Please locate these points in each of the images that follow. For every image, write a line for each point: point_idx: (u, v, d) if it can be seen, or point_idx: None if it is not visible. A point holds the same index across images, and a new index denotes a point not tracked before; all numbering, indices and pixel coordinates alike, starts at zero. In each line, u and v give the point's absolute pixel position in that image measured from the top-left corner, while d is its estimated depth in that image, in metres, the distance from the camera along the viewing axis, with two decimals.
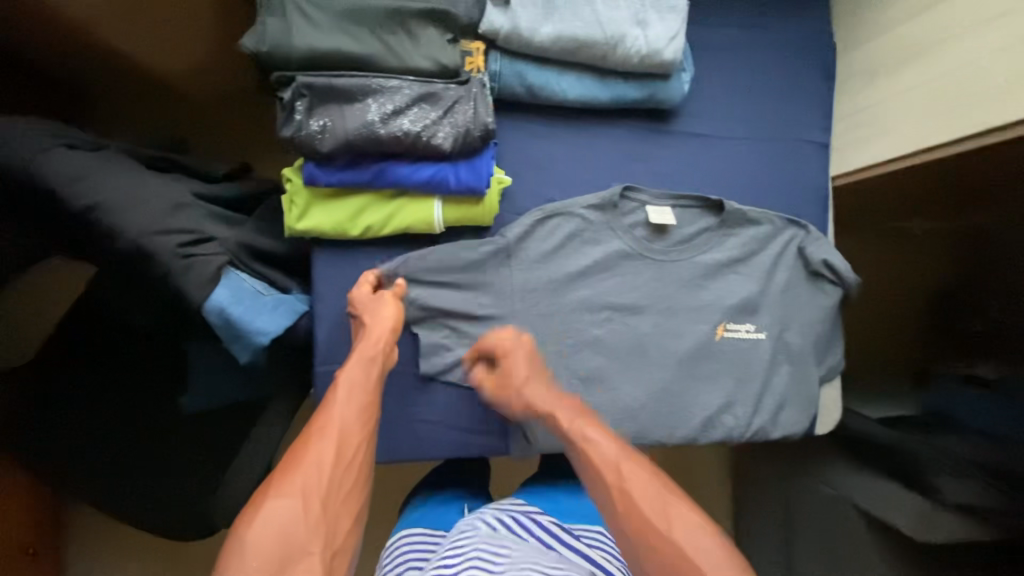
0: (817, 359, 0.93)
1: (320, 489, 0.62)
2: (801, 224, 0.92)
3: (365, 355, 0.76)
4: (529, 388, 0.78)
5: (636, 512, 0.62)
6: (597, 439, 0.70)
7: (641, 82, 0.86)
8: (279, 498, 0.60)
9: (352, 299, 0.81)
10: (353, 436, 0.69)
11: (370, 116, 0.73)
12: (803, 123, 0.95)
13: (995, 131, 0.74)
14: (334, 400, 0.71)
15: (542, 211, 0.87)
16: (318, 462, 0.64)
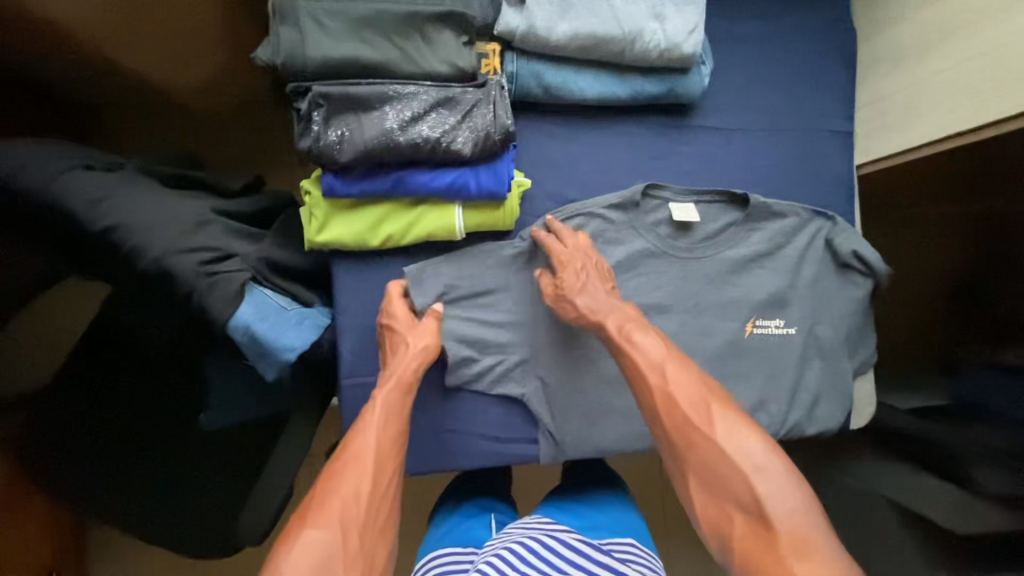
0: (850, 353, 0.91)
1: (358, 519, 0.61)
2: (827, 216, 0.91)
3: (399, 381, 0.75)
4: (586, 295, 0.77)
5: (680, 413, 0.63)
6: (642, 342, 0.70)
7: (660, 77, 0.84)
8: (317, 527, 0.58)
9: (389, 313, 0.80)
10: (386, 463, 0.68)
11: (388, 124, 0.72)
12: (826, 112, 0.93)
13: (1014, 118, 0.73)
14: (366, 425, 0.70)
15: (563, 213, 0.86)
16: (354, 489, 0.63)
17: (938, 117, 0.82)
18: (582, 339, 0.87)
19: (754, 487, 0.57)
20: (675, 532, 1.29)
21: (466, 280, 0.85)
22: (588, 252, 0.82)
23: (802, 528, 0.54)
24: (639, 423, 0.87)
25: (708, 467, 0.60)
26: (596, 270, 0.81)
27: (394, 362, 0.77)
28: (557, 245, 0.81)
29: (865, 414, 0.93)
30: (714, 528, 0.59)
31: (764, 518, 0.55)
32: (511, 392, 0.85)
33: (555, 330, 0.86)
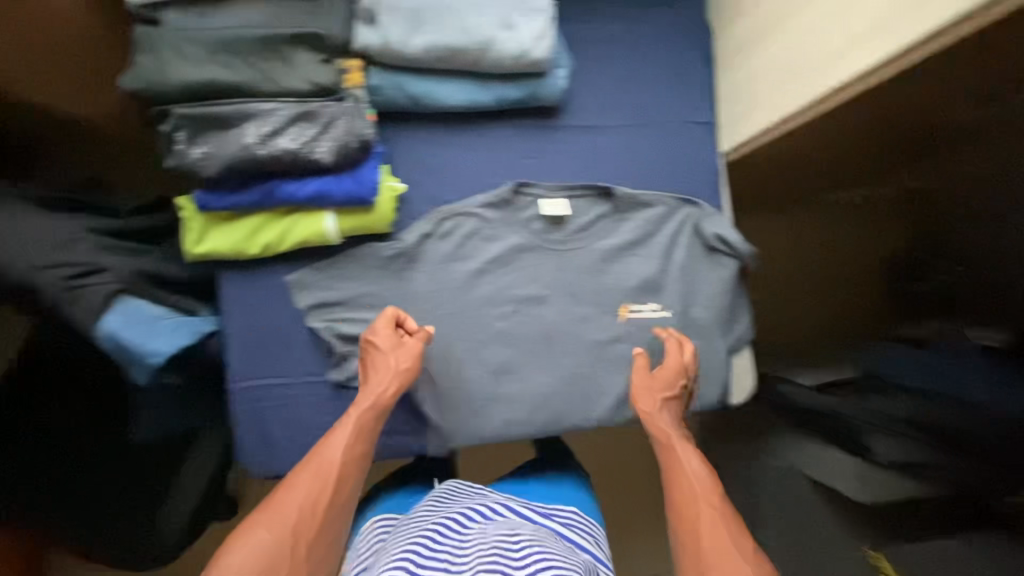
0: (724, 332, 0.95)
1: (308, 531, 0.67)
2: (694, 203, 0.96)
3: (374, 402, 0.80)
4: (667, 412, 0.87)
5: (701, 529, 0.71)
6: (686, 467, 0.79)
7: (519, 82, 0.89)
8: (270, 531, 0.65)
9: (372, 328, 0.84)
10: (345, 478, 0.73)
11: (248, 140, 0.77)
12: (689, 105, 0.98)
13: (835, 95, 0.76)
14: (335, 440, 0.76)
15: (438, 213, 0.90)
16: (310, 500, 0.69)
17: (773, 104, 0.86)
18: (463, 332, 0.91)
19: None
20: (619, 515, 1.34)
21: (346, 283, 0.88)
22: (686, 365, 0.89)
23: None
24: (523, 409, 0.92)
25: None
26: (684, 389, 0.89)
27: (373, 379, 0.81)
28: (675, 351, 0.90)
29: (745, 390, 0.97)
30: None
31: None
32: None
33: (436, 325, 0.91)
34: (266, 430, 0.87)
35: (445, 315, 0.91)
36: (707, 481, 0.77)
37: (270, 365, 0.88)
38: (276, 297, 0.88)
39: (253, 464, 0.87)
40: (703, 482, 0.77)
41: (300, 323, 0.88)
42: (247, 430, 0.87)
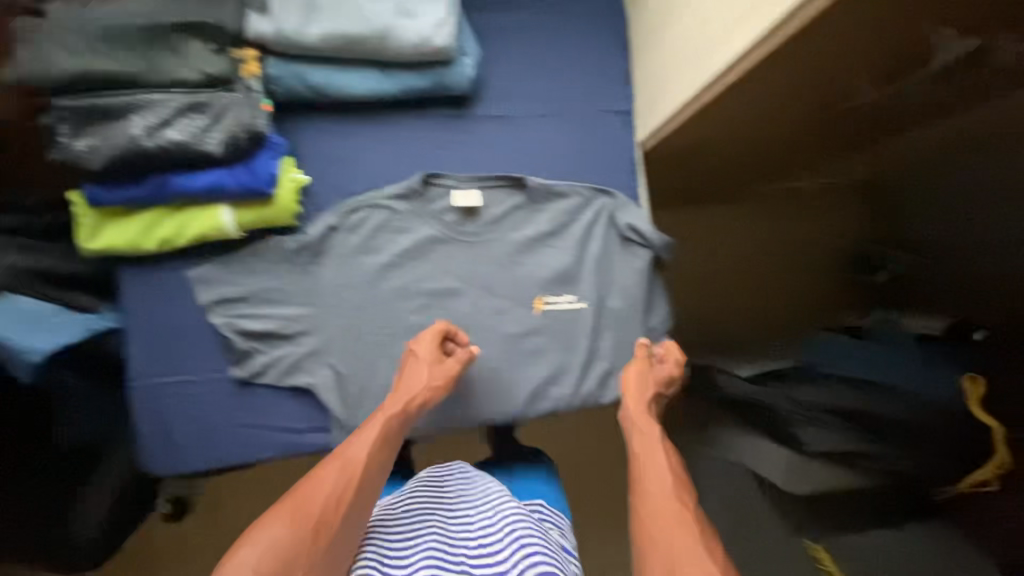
0: (640, 323, 0.94)
1: (330, 528, 0.62)
2: (609, 193, 0.95)
3: (405, 409, 0.79)
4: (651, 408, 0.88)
5: (667, 526, 0.66)
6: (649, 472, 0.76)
7: (424, 71, 0.88)
8: (290, 526, 0.61)
9: (419, 341, 0.86)
10: (372, 478, 0.70)
11: (132, 131, 0.75)
12: (605, 94, 0.97)
13: (716, 82, 0.73)
14: (362, 438, 0.73)
15: (344, 206, 0.89)
16: (337, 494, 0.65)
17: (672, 90, 0.85)
18: (374, 326, 0.89)
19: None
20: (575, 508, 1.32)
21: (250, 278, 0.87)
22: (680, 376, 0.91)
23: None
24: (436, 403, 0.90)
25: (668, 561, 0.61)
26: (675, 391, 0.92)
27: (407, 385, 0.82)
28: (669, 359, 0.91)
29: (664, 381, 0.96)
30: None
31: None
32: (298, 382, 0.87)
33: (344, 320, 0.89)
34: (170, 429, 0.85)
35: (353, 309, 0.89)
36: (675, 484, 0.74)
37: (171, 362, 0.86)
38: (177, 293, 0.86)
39: (157, 464, 0.86)
40: (665, 485, 0.74)
41: (204, 319, 0.86)
42: (149, 429, 0.85)
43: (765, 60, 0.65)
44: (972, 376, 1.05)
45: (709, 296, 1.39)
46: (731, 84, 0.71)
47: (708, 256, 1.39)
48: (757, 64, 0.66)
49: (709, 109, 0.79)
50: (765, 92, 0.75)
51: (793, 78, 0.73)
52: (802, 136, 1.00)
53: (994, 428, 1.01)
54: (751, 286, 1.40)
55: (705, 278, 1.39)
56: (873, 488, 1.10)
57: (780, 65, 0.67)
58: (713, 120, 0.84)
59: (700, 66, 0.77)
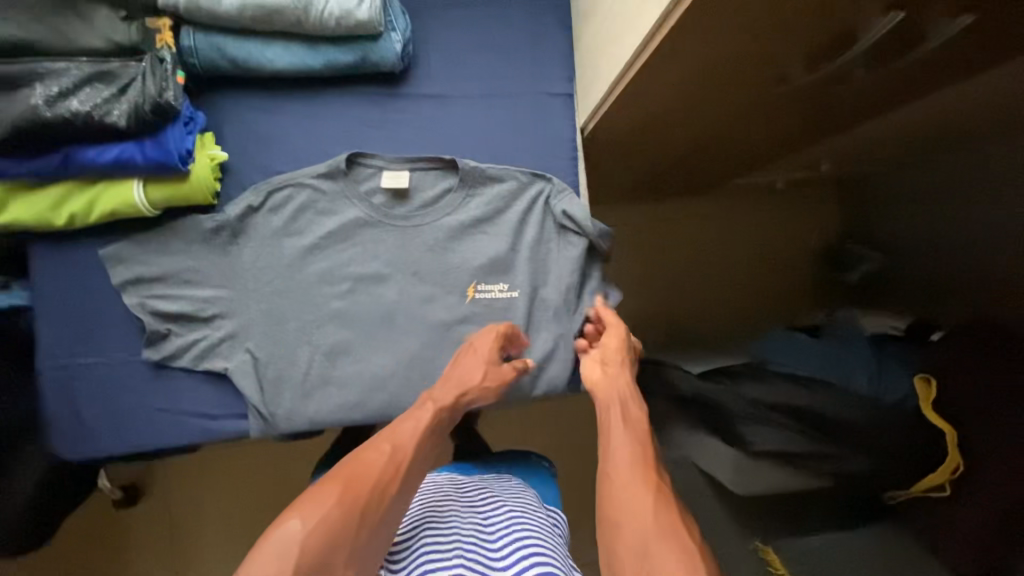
0: (571, 314, 0.91)
1: (374, 515, 0.63)
2: (547, 178, 0.91)
3: (456, 402, 0.80)
4: None
5: (637, 504, 0.64)
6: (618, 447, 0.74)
7: (351, 46, 0.84)
8: (339, 506, 0.61)
9: (478, 339, 0.85)
10: (415, 469, 0.71)
11: (31, 100, 0.72)
12: (545, 75, 0.93)
13: (639, 57, 0.72)
14: (410, 426, 0.74)
15: (266, 184, 0.86)
16: (383, 481, 0.66)
17: (605, 71, 0.82)
18: (295, 311, 0.85)
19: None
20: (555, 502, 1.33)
21: (165, 258, 0.84)
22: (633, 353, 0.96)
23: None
24: (357, 393, 0.85)
25: (643, 551, 0.59)
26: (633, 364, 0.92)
27: (459, 376, 0.82)
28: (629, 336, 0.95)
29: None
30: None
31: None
32: (213, 367, 0.84)
33: (263, 303, 0.85)
34: (79, 412, 0.83)
35: (273, 293, 0.85)
36: (643, 457, 0.72)
37: (82, 343, 0.83)
38: (89, 272, 0.83)
39: (68, 448, 0.83)
40: (634, 460, 0.72)
41: (118, 299, 0.84)
42: (59, 413, 0.83)
43: (675, 33, 0.63)
44: (923, 377, 0.98)
45: (665, 292, 1.36)
46: (655, 52, 0.68)
47: (656, 249, 1.36)
48: (668, 37, 0.64)
49: (640, 79, 0.75)
50: (691, 69, 0.73)
51: (716, 57, 0.70)
52: (740, 124, 0.98)
53: (948, 433, 0.93)
54: (706, 279, 1.37)
55: (662, 273, 1.36)
56: (824, 490, 1.08)
57: (690, 41, 0.65)
58: (647, 99, 0.82)
59: (625, 44, 0.75)
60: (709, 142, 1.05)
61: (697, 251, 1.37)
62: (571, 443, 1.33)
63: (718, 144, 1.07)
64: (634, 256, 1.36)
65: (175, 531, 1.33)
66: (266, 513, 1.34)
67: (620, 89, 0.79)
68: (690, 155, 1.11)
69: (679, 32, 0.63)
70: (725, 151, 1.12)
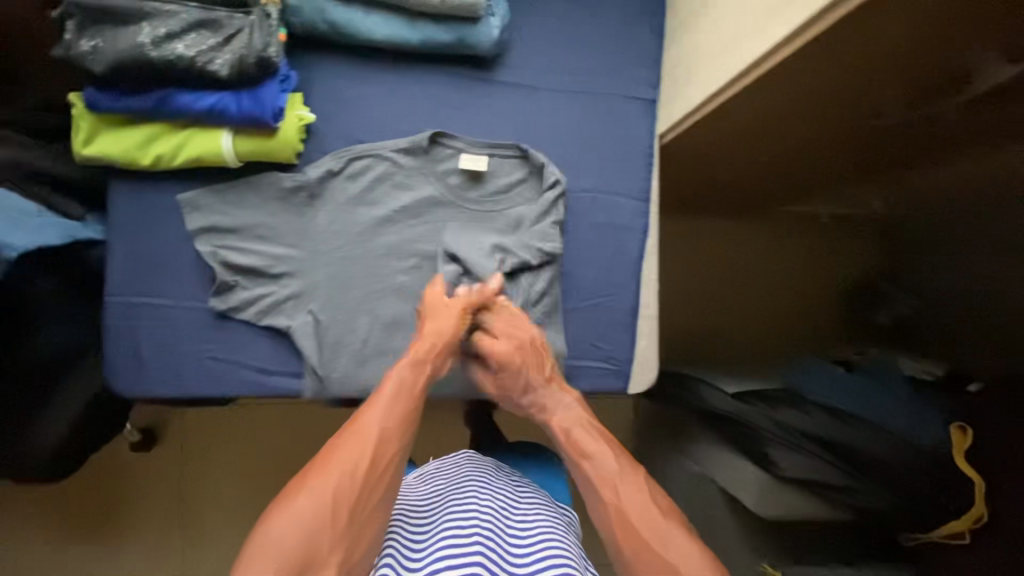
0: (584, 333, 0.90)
1: (349, 498, 0.63)
2: (619, 182, 0.92)
3: (418, 364, 0.78)
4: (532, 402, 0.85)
5: (626, 519, 0.65)
6: (591, 447, 0.74)
7: (449, 25, 0.85)
8: (306, 496, 0.62)
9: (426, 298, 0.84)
10: (388, 441, 0.69)
11: (140, 38, 0.73)
12: (631, 78, 0.94)
13: (741, 77, 0.73)
14: (374, 404, 0.72)
15: (348, 152, 0.87)
16: (350, 467, 0.65)
17: (696, 83, 0.83)
18: (361, 279, 0.86)
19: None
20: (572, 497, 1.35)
21: (241, 210, 0.85)
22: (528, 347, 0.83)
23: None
24: None
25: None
26: (536, 365, 0.83)
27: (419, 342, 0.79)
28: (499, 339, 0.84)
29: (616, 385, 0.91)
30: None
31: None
32: (276, 324, 0.85)
33: (331, 268, 0.86)
34: (136, 350, 0.83)
35: (342, 258, 0.86)
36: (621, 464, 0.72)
37: (150, 283, 0.84)
38: (164, 214, 0.84)
39: (121, 384, 0.84)
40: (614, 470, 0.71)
41: (189, 244, 0.84)
42: (117, 349, 0.83)
43: (790, 58, 0.65)
44: (959, 425, 0.99)
45: (703, 309, 1.36)
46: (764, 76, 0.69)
47: (698, 264, 1.36)
48: (784, 61, 0.66)
49: (740, 99, 0.76)
50: (788, 92, 0.75)
51: (815, 82, 0.73)
52: (816, 149, 0.98)
53: (977, 483, 0.95)
54: (745, 299, 1.38)
55: (705, 289, 1.36)
56: (838, 521, 1.10)
57: (799, 66, 0.67)
58: (731, 120, 0.83)
59: (729, 60, 0.75)
60: (783, 164, 1.06)
61: (740, 271, 1.37)
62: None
63: (788, 167, 1.07)
64: (677, 265, 1.36)
65: (188, 479, 1.34)
66: (281, 472, 1.36)
67: (710, 109, 0.81)
68: (756, 176, 1.12)
69: (793, 57, 0.65)
70: (791, 174, 1.12)
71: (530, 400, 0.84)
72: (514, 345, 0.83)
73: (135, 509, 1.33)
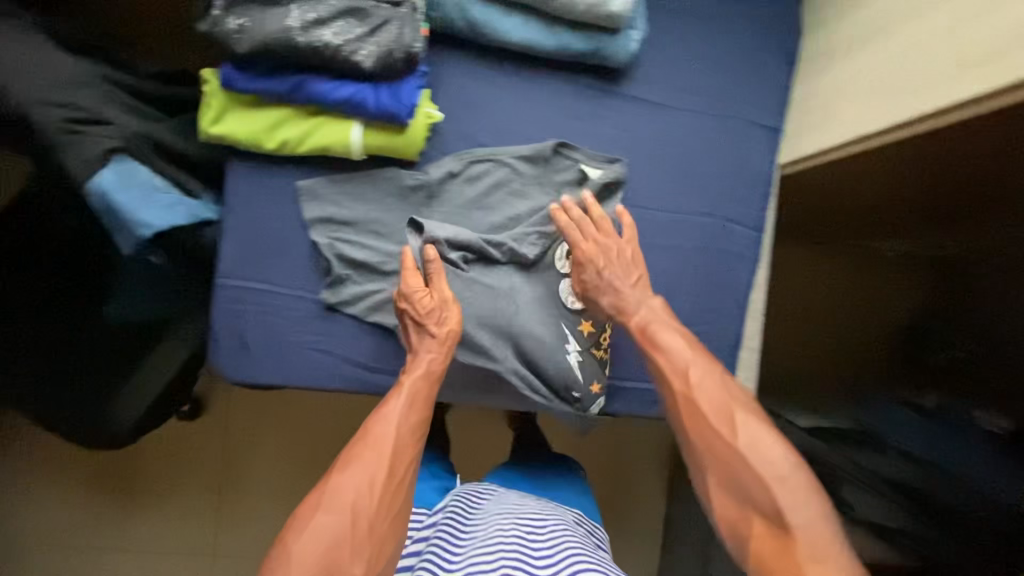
0: (563, 351, 0.86)
1: (366, 511, 0.65)
2: (733, 209, 0.91)
3: (425, 374, 0.78)
4: (610, 295, 0.82)
5: (711, 415, 0.70)
6: (671, 347, 0.76)
7: (588, 35, 0.83)
8: (326, 513, 0.64)
9: (404, 289, 0.79)
10: (404, 452, 0.71)
11: (288, 22, 0.71)
12: (758, 104, 0.91)
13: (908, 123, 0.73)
14: (385, 413, 0.74)
15: (471, 154, 0.85)
16: (367, 480, 0.67)
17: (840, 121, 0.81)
18: (472, 287, 0.85)
19: (777, 494, 0.65)
20: (618, 508, 1.36)
21: (359, 204, 0.84)
22: (620, 243, 0.82)
23: (817, 540, 0.62)
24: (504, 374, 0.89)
25: (729, 471, 0.68)
26: (623, 266, 0.82)
27: (423, 354, 0.79)
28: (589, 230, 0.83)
29: (590, 408, 0.87)
30: (735, 530, 0.66)
31: (785, 527, 0.63)
32: (385, 323, 0.84)
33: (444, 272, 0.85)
34: (244, 336, 0.83)
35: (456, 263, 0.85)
36: (697, 361, 0.75)
37: (263, 269, 0.83)
38: (281, 200, 0.83)
39: (228, 368, 0.84)
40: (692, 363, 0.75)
41: (304, 234, 0.83)
42: (226, 332, 0.83)
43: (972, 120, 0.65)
44: None
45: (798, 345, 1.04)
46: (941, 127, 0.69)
47: None
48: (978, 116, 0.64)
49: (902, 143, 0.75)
50: None
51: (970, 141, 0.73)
52: None
53: None
54: None
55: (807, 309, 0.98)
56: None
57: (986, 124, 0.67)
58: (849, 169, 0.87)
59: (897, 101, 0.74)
60: None
61: None
62: (632, 453, 1.36)
63: None
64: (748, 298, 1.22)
65: (239, 454, 1.34)
66: (327, 455, 1.35)
67: (841, 153, 0.84)
68: None
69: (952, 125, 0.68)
70: None
71: (611, 300, 0.82)
72: (607, 240, 0.82)
73: (184, 478, 1.34)
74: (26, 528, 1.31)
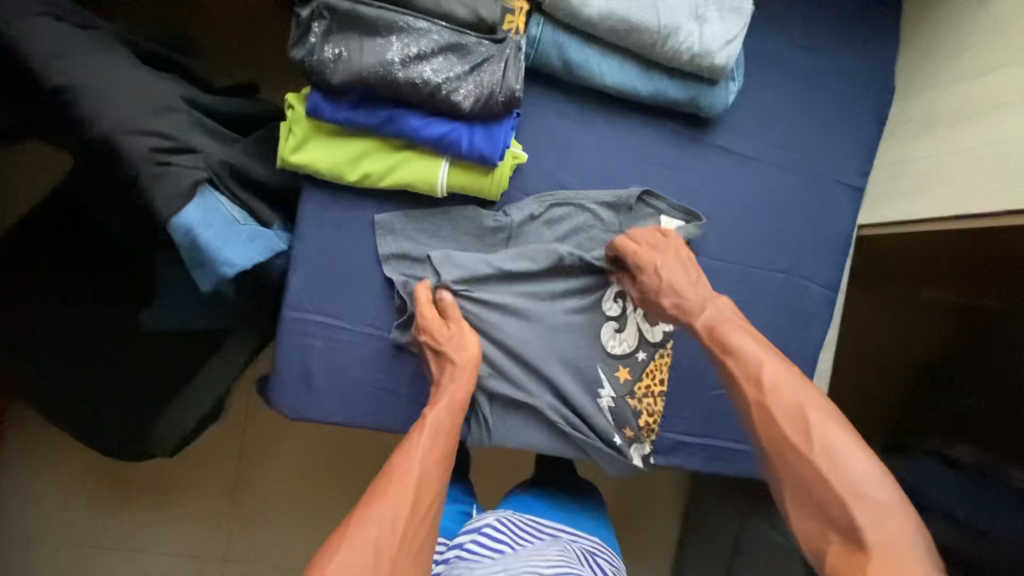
0: (595, 395, 0.84)
1: (391, 548, 0.59)
2: (807, 265, 0.90)
3: (447, 405, 0.74)
4: (671, 294, 0.75)
5: (793, 427, 0.58)
6: (740, 347, 0.65)
7: (685, 83, 0.80)
8: (347, 549, 0.58)
9: (422, 326, 0.77)
10: (428, 486, 0.66)
11: (389, 56, 0.67)
12: (843, 162, 0.89)
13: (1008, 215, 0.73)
14: (405, 449, 0.69)
15: (553, 197, 0.82)
16: (390, 516, 0.62)
17: None
18: (539, 338, 0.82)
19: (855, 509, 0.53)
20: (645, 543, 1.33)
21: (434, 240, 0.81)
22: (674, 246, 0.78)
23: (903, 563, 0.50)
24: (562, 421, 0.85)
25: (807, 492, 0.56)
26: (681, 267, 0.76)
27: (448, 385, 0.75)
28: (638, 242, 0.79)
29: (628, 454, 0.85)
30: (809, 545, 0.56)
31: (861, 545, 0.52)
32: None
33: (513, 320, 0.82)
34: (306, 369, 0.80)
35: (524, 306, 0.82)
36: (774, 360, 0.63)
37: (330, 303, 0.80)
38: (352, 231, 0.79)
39: (283, 401, 0.81)
40: (772, 363, 0.62)
41: (376, 268, 0.80)
42: (287, 365, 0.80)
43: None
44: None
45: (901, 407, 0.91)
46: None
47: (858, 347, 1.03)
48: None
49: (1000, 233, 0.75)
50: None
51: None
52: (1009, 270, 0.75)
53: None
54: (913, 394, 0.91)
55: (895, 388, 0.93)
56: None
57: None
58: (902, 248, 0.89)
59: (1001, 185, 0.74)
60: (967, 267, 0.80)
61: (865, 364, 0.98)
62: (664, 489, 1.33)
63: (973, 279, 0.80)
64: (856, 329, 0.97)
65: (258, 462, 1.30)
66: (350, 467, 1.32)
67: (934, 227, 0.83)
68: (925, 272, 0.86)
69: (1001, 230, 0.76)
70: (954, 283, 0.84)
71: (672, 303, 0.75)
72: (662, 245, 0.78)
73: (201, 483, 1.30)
74: (36, 527, 1.26)
